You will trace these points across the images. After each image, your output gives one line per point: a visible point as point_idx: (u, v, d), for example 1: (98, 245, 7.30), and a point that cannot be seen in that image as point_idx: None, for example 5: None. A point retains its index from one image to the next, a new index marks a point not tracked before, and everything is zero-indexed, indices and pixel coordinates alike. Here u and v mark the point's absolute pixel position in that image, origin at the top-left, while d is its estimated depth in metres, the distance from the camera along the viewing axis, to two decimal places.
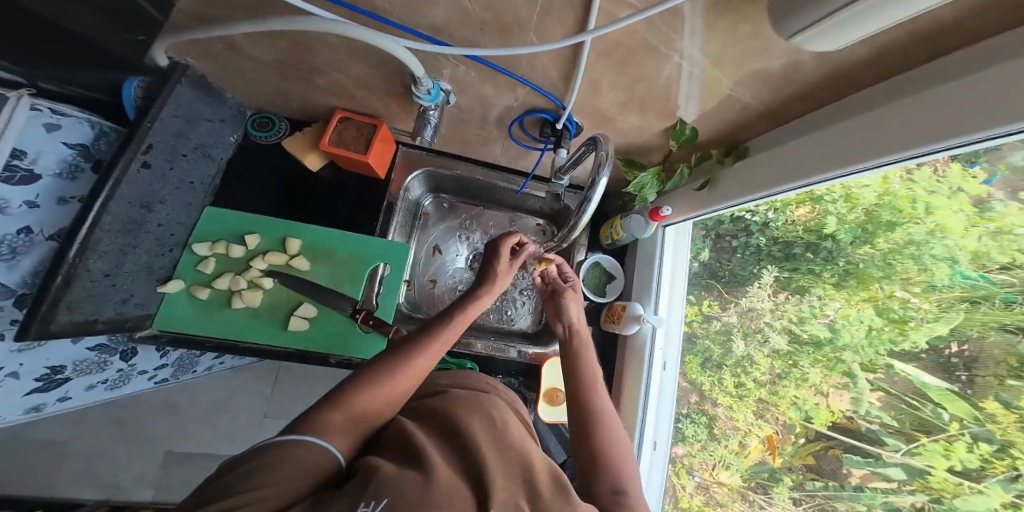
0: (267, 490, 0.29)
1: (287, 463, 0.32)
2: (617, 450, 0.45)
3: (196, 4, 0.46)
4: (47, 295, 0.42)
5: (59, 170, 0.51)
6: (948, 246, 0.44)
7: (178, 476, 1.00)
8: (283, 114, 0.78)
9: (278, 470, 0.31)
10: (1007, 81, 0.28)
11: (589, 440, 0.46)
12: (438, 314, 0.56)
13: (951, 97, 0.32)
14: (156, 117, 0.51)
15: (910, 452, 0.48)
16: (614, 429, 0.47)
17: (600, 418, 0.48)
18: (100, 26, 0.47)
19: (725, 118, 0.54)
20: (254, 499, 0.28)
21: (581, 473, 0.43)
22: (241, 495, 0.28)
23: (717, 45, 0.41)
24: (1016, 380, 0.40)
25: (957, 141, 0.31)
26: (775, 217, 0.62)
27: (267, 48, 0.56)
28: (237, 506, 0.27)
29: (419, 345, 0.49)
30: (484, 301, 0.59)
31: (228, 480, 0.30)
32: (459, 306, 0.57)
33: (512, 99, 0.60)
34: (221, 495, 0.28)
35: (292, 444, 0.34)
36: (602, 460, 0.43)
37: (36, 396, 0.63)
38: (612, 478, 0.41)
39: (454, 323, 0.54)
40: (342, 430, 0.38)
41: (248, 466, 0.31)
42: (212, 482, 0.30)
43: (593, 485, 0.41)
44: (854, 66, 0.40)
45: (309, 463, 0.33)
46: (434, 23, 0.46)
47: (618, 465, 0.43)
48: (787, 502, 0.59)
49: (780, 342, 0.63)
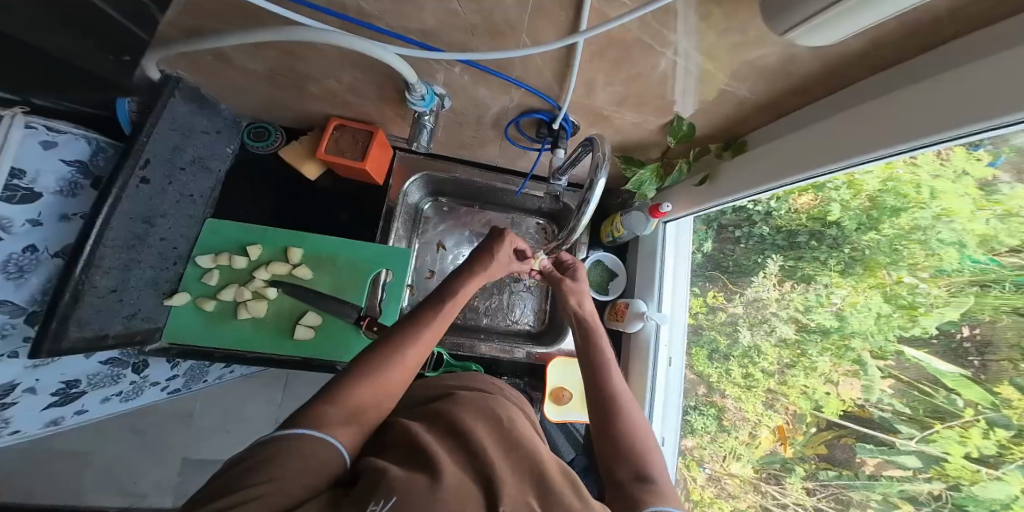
0: (277, 483, 0.30)
1: (294, 457, 0.33)
2: (637, 434, 0.45)
3: (183, 16, 0.46)
4: (57, 312, 0.43)
5: (59, 187, 0.52)
6: (956, 230, 0.44)
7: (197, 482, 1.02)
8: (279, 124, 0.78)
9: (281, 463, 0.32)
10: (1009, 72, 0.27)
11: (609, 429, 0.46)
12: (427, 300, 0.54)
13: (954, 87, 0.31)
14: (151, 131, 0.51)
15: (925, 439, 0.48)
16: (632, 412, 0.47)
17: (616, 404, 0.47)
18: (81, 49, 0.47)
19: (722, 113, 0.53)
20: (257, 495, 0.29)
21: (605, 462, 0.44)
22: (252, 488, 0.29)
23: (710, 42, 0.40)
24: None
25: (954, 133, 0.31)
26: (777, 206, 0.60)
27: (257, 58, 0.55)
28: (247, 500, 0.28)
29: (409, 334, 0.48)
30: (472, 284, 0.57)
31: (235, 474, 0.30)
32: (448, 290, 0.55)
33: (508, 101, 0.60)
34: (230, 490, 0.29)
35: (292, 437, 0.34)
36: (624, 448, 0.43)
37: (52, 410, 0.65)
38: (637, 467, 0.41)
39: (446, 305, 0.53)
40: (350, 425, 0.39)
41: (247, 463, 0.32)
42: (219, 475, 0.31)
43: (619, 473, 0.42)
44: (850, 58, 0.39)
45: (314, 457, 0.34)
46: (424, 28, 0.45)
47: (640, 450, 0.43)
48: (800, 492, 0.60)
49: (788, 331, 0.63)
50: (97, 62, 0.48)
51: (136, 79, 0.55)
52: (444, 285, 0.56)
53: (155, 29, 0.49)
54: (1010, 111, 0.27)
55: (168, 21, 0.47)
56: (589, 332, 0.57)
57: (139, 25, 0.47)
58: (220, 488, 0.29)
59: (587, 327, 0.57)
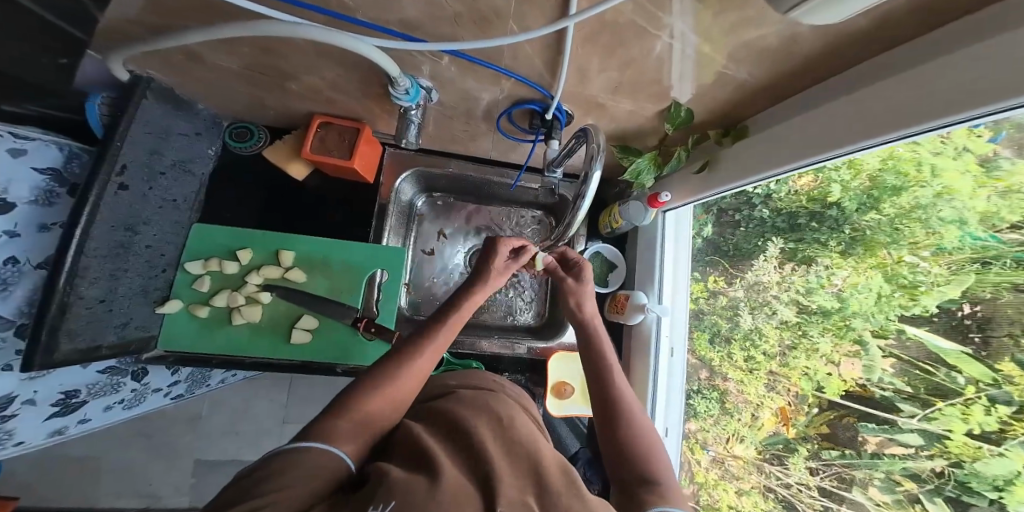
0: (287, 491, 0.29)
1: (305, 469, 0.32)
2: (642, 436, 0.45)
3: (144, 14, 0.43)
4: (45, 325, 0.42)
5: (34, 197, 0.50)
6: (957, 208, 0.44)
7: (210, 483, 1.03)
8: (262, 122, 0.76)
9: (292, 474, 0.31)
10: (1010, 53, 0.26)
11: (613, 429, 0.45)
12: (434, 311, 0.54)
13: (955, 72, 0.30)
14: (125, 134, 0.49)
15: (927, 417, 0.49)
16: (634, 411, 0.47)
17: (620, 404, 0.47)
18: (39, 57, 0.44)
19: (720, 97, 0.51)
20: (272, 501, 0.28)
21: (611, 461, 0.44)
22: (262, 496, 0.28)
23: (706, 23, 0.38)
24: None
25: (959, 116, 0.30)
26: (777, 189, 0.57)
27: (232, 56, 0.53)
28: (257, 506, 0.27)
29: (419, 343, 0.48)
30: (478, 296, 0.56)
31: (247, 485, 0.30)
32: (455, 302, 0.54)
33: (498, 92, 0.58)
34: (241, 498, 0.28)
35: (302, 450, 0.34)
36: (629, 451, 0.43)
37: (55, 421, 0.63)
38: (644, 466, 0.42)
39: (452, 318, 0.52)
40: (356, 435, 0.38)
41: (259, 474, 0.31)
42: (233, 484, 0.31)
43: (626, 478, 0.41)
44: (855, 36, 0.37)
45: (324, 468, 0.33)
46: (405, 19, 0.43)
47: (644, 449, 0.43)
48: (802, 472, 0.60)
49: (789, 314, 0.61)
50: (29, 66, 0.45)
51: (76, 85, 0.54)
52: (450, 296, 0.56)
53: (96, 21, 0.45)
54: (1011, 96, 0.26)
55: (127, 18, 0.44)
56: (589, 331, 0.56)
57: (73, 23, 0.43)
58: (233, 498, 0.29)
59: (589, 328, 0.57)
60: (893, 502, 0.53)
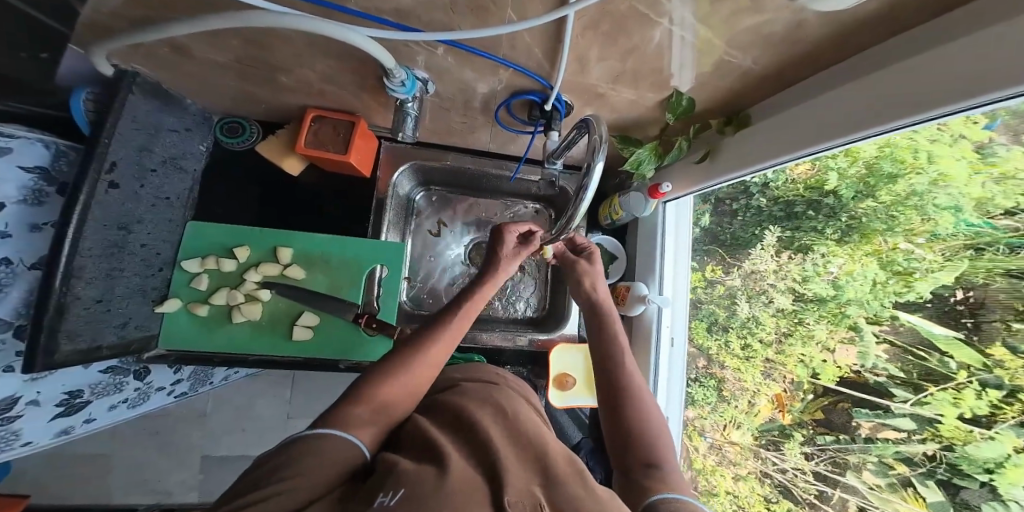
0: (297, 481, 0.30)
1: (318, 456, 0.32)
2: (649, 422, 0.45)
3: (125, 6, 0.41)
4: (43, 326, 0.42)
5: (23, 196, 0.49)
6: (953, 194, 0.44)
7: (217, 478, 1.04)
8: (254, 117, 0.74)
9: (308, 461, 0.31)
10: (1014, 41, 0.26)
11: (618, 417, 0.46)
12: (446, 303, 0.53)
13: (955, 61, 0.30)
14: (112, 131, 0.48)
15: (919, 402, 0.50)
16: (642, 399, 0.47)
17: (625, 392, 0.47)
18: (20, 52, 0.43)
19: (721, 84, 0.51)
20: (286, 489, 0.29)
21: (614, 449, 0.45)
22: (273, 485, 0.29)
23: (709, 10, 0.37)
24: (1021, 323, 0.42)
25: (963, 105, 0.30)
26: (775, 177, 0.57)
27: (222, 49, 0.51)
28: (265, 497, 0.28)
29: (432, 333, 0.48)
30: (490, 288, 0.56)
31: (260, 474, 0.30)
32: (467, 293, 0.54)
33: (496, 82, 0.57)
34: (256, 486, 0.29)
35: (318, 437, 0.34)
36: (634, 436, 0.44)
37: (60, 421, 0.62)
38: (648, 453, 0.42)
39: (463, 310, 0.52)
40: (372, 423, 0.38)
41: (274, 461, 0.31)
42: (248, 472, 0.31)
43: (628, 462, 0.42)
44: (861, 22, 0.36)
45: (337, 455, 0.33)
46: (400, 8, 0.42)
47: (648, 437, 0.44)
48: (798, 456, 0.61)
49: (785, 302, 0.62)
50: None
51: (56, 80, 0.53)
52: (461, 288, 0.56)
53: (78, 16, 0.43)
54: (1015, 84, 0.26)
55: (108, 9, 0.42)
56: (595, 321, 0.56)
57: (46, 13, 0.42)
58: (247, 485, 0.29)
59: (602, 312, 0.57)
60: (885, 486, 0.54)
